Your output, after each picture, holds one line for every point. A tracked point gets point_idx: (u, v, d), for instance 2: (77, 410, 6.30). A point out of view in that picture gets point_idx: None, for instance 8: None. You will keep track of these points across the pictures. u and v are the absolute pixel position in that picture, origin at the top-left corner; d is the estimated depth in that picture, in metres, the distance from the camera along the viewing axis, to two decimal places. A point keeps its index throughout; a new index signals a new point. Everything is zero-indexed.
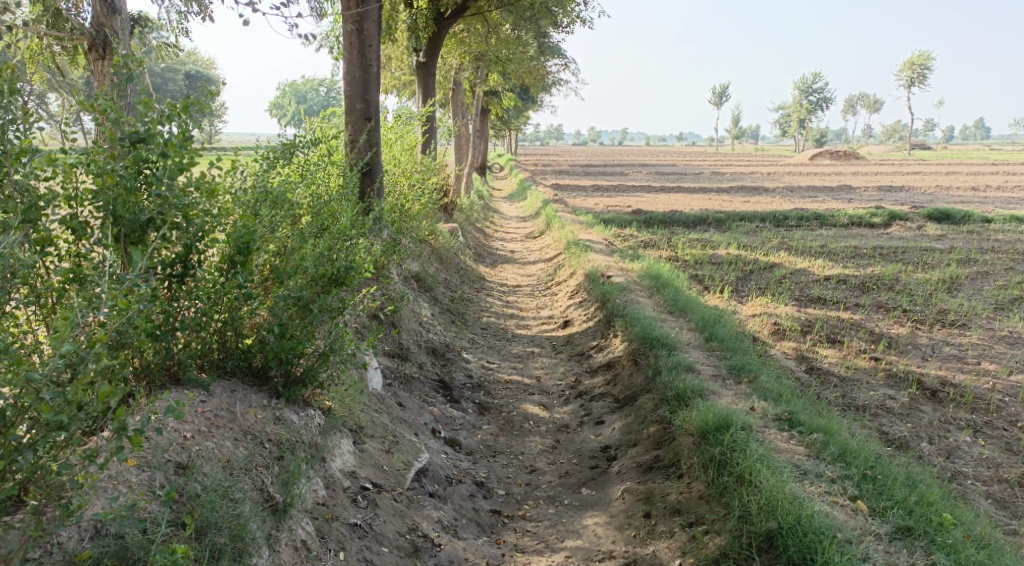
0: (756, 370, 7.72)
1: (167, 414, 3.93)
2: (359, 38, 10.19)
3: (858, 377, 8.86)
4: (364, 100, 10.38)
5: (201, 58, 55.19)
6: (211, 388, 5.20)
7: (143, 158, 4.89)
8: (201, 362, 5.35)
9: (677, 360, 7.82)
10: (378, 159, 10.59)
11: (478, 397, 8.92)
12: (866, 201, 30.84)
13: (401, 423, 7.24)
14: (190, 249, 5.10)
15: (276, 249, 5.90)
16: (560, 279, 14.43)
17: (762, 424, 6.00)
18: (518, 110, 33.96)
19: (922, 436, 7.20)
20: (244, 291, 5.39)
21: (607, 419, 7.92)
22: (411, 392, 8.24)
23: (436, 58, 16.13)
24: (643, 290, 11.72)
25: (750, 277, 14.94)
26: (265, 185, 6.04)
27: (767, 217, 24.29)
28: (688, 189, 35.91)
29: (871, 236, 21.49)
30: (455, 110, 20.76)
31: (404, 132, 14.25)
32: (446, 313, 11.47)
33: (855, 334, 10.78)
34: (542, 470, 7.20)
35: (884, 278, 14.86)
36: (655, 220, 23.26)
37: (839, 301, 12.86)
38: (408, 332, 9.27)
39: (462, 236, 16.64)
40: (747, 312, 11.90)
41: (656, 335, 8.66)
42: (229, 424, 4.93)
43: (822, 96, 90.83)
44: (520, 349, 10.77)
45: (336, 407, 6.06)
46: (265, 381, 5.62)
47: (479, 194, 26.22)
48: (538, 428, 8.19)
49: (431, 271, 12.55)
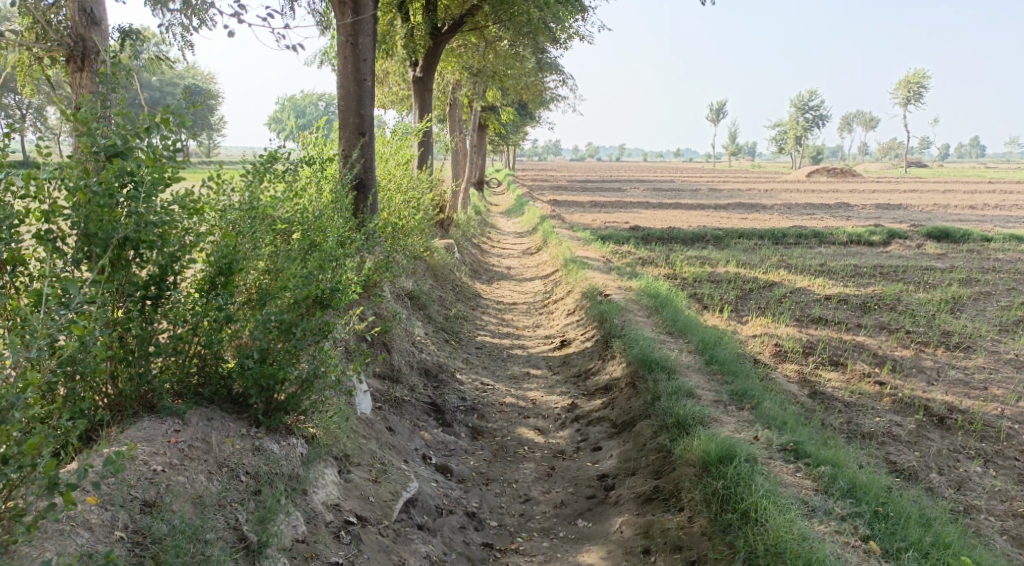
0: (758, 396, 7.45)
1: (106, 465, 3.69)
2: (353, 51, 9.92)
3: (863, 402, 8.61)
4: (358, 115, 10.12)
5: (199, 72, 55.12)
6: (186, 416, 4.93)
7: (124, 171, 4.58)
8: (177, 388, 5.10)
9: (676, 385, 7.55)
10: (372, 175, 10.35)
11: (471, 420, 8.64)
12: (865, 219, 30.71)
13: (390, 450, 6.97)
14: (166, 270, 4.82)
15: (259, 268, 5.63)
16: (557, 297, 14.18)
17: (767, 455, 5.74)
18: (516, 125, 33.80)
19: (932, 466, 6.95)
20: (223, 313, 5.11)
21: (604, 446, 7.66)
22: (402, 415, 7.96)
23: (433, 73, 15.94)
24: (642, 310, 11.47)
25: (750, 296, 14.70)
26: (250, 203, 5.78)
27: (765, 234, 24.10)
28: (686, 205, 35.75)
29: (870, 254, 21.28)
30: (452, 125, 20.57)
31: (399, 147, 14.03)
32: (440, 331, 11.20)
33: (859, 356, 10.54)
34: (536, 500, 6.92)
35: (886, 298, 14.63)
36: (653, 237, 23.05)
37: (841, 322, 12.62)
38: (399, 352, 8.99)
39: (458, 253, 16.40)
40: (747, 332, 11.66)
41: (655, 358, 8.39)
42: (203, 456, 4.71)
43: (819, 113, 91.00)
44: (515, 370, 10.50)
45: (320, 434, 5.78)
46: (244, 408, 5.35)
47: (476, 209, 26.00)
48: (533, 454, 7.92)
49: (425, 289, 12.29)
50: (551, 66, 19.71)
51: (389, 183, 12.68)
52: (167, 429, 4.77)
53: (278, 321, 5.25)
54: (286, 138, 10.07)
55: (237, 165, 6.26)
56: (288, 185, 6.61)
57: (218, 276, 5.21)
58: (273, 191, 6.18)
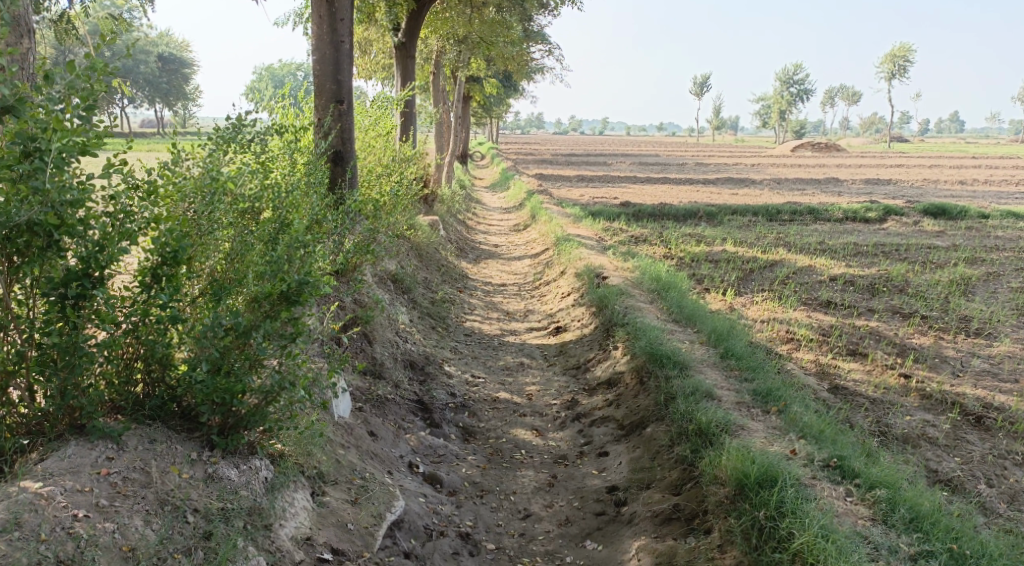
0: (785, 397, 6.67)
1: None
2: (329, 10, 8.95)
3: (891, 398, 7.86)
4: (335, 81, 9.16)
5: (171, 40, 53.86)
6: (123, 438, 4.18)
7: (29, 135, 3.76)
8: (110, 406, 4.34)
9: (693, 384, 6.76)
10: (350, 147, 9.45)
11: (462, 419, 7.83)
12: (858, 194, 30.03)
13: (371, 460, 6.19)
14: (89, 262, 3.97)
15: (215, 254, 4.78)
16: (549, 278, 13.35)
17: (811, 475, 5.03)
18: (499, 97, 32.71)
19: (980, 476, 6.25)
20: (169, 313, 4.32)
21: (611, 451, 6.87)
22: (384, 416, 7.15)
23: (417, 39, 14.96)
24: (644, 295, 10.64)
25: (752, 277, 13.90)
26: (205, 175, 4.91)
27: (759, 210, 23.32)
28: (675, 180, 34.91)
29: (868, 232, 20.54)
30: (436, 95, 19.56)
31: (381, 117, 13.07)
32: (425, 317, 10.36)
33: (876, 344, 9.79)
34: (538, 516, 6.15)
35: (893, 279, 13.90)
36: (644, 212, 22.25)
37: (851, 306, 11.87)
38: (382, 344, 8.19)
39: (442, 230, 15.52)
40: (754, 316, 10.88)
41: (666, 351, 7.59)
42: (140, 492, 3.99)
43: (804, 87, 90.07)
44: (508, 360, 9.67)
45: (289, 452, 4.95)
46: (197, 426, 4.55)
47: (461, 183, 25.07)
48: (531, 459, 7.12)
49: (410, 271, 11.44)
50: (538, 35, 18.72)
51: (370, 156, 11.74)
52: (97, 456, 4.04)
53: (232, 324, 4.41)
54: (255, 106, 9.16)
55: (191, 133, 5.36)
56: (253, 154, 5.69)
57: (162, 266, 4.40)
58: (235, 162, 5.29)
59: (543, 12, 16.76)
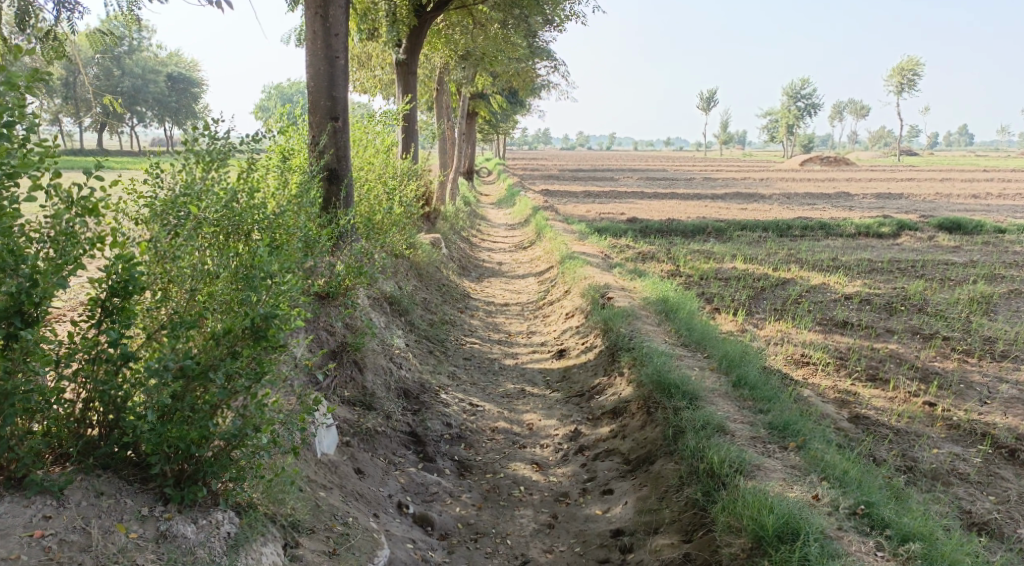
0: (803, 432, 6.17)
1: None
2: (323, 24, 8.54)
3: (916, 429, 7.35)
4: (330, 97, 8.75)
5: (178, 58, 54.01)
6: (64, 493, 3.87)
7: None
8: (55, 452, 4.02)
9: (705, 417, 6.27)
10: (345, 166, 9.00)
11: (457, 451, 7.36)
12: (870, 208, 29.48)
13: (356, 502, 5.73)
14: (18, 297, 3.73)
15: (180, 287, 4.50)
16: (553, 298, 12.89)
17: (836, 525, 4.72)
18: (505, 113, 32.27)
19: (1018, 518, 5.76)
20: (120, 352, 4.00)
21: (616, 489, 6.39)
22: (373, 451, 6.71)
23: (418, 54, 14.54)
24: (651, 316, 10.14)
25: (764, 296, 13.39)
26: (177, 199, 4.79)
27: (769, 226, 22.80)
28: (683, 195, 34.45)
29: (882, 247, 20.02)
30: (439, 111, 19.13)
31: (382, 134, 12.67)
32: (423, 341, 9.90)
33: (897, 368, 9.27)
34: (536, 563, 5.71)
35: (911, 298, 13.36)
36: (652, 229, 21.78)
37: (868, 326, 11.35)
38: (373, 372, 7.75)
39: (444, 248, 15.10)
40: (767, 338, 10.38)
41: (674, 380, 7.09)
42: (77, 557, 3.68)
43: (812, 101, 89.52)
44: (508, 386, 9.19)
45: (258, 501, 4.51)
46: (151, 476, 4.15)
47: (466, 200, 24.67)
48: (530, 497, 6.65)
49: (408, 291, 10.98)
50: (543, 50, 18.31)
51: (369, 173, 11.33)
52: (33, 515, 3.74)
53: (180, 366, 3.99)
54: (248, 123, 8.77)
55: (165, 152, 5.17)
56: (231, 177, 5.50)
57: (112, 297, 4.10)
58: (212, 181, 5.15)
59: (547, 27, 16.32)
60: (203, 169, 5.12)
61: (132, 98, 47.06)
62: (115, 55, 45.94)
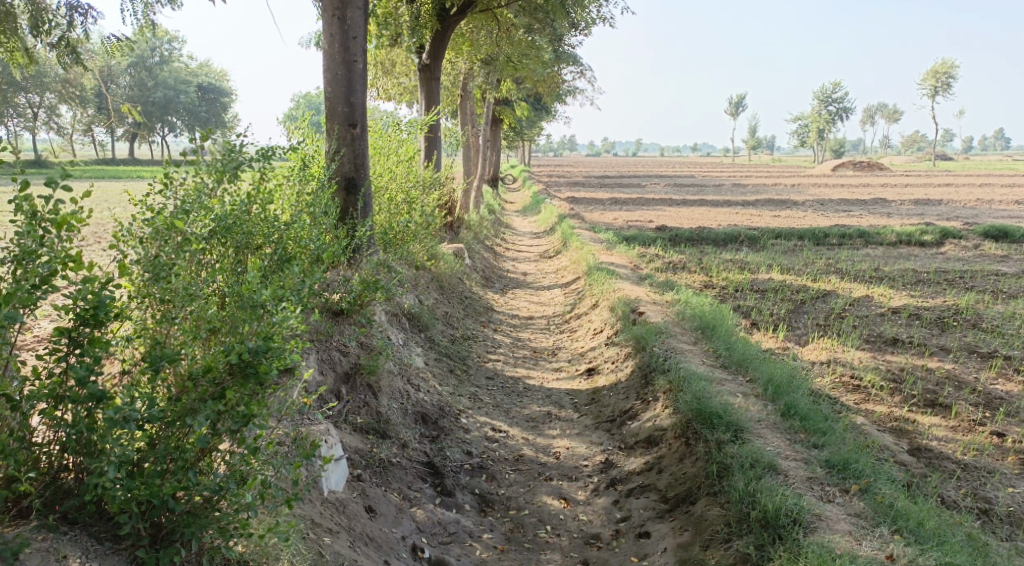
0: (865, 472, 5.54)
1: None
2: (341, 27, 8.00)
3: (986, 464, 6.69)
4: (347, 103, 8.20)
5: (207, 67, 54.56)
6: (21, 557, 3.29)
7: None
8: (14, 506, 3.47)
9: (752, 454, 5.62)
10: (364, 174, 8.43)
11: (478, 484, 6.76)
12: (910, 216, 28.52)
13: (366, 547, 5.17)
14: None
15: (169, 316, 4.00)
16: (580, 311, 12.29)
17: None
18: (532, 119, 31.68)
19: None
20: (88, 393, 3.45)
21: (652, 532, 5.77)
22: (387, 485, 6.15)
23: (442, 59, 13.92)
24: (687, 334, 9.48)
25: (804, 310, 12.67)
26: (178, 213, 4.34)
27: (805, 234, 22.00)
28: (714, 202, 33.64)
29: (925, 257, 19.17)
30: (463, 118, 18.55)
31: (406, 142, 12.13)
32: (443, 359, 9.30)
33: (957, 391, 8.57)
34: None
35: (963, 312, 12.58)
36: (683, 237, 21.10)
37: (919, 344, 10.60)
38: (389, 397, 7.17)
39: (468, 258, 14.54)
40: (811, 357, 9.71)
41: (716, 409, 6.43)
42: None
43: (844, 106, 88.06)
44: (533, 409, 8.56)
45: (248, 558, 3.95)
46: (125, 534, 3.60)
47: (490, 208, 24.12)
48: (558, 539, 6.05)
49: (429, 305, 10.42)
50: (569, 55, 17.68)
51: (391, 183, 10.79)
52: None
53: (147, 416, 3.43)
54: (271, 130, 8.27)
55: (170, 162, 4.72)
56: (239, 189, 5.10)
57: (81, 328, 3.54)
58: (215, 194, 4.66)
59: (575, 32, 15.71)
60: (213, 179, 4.71)
61: (163, 109, 47.00)
62: (148, 65, 45.91)
